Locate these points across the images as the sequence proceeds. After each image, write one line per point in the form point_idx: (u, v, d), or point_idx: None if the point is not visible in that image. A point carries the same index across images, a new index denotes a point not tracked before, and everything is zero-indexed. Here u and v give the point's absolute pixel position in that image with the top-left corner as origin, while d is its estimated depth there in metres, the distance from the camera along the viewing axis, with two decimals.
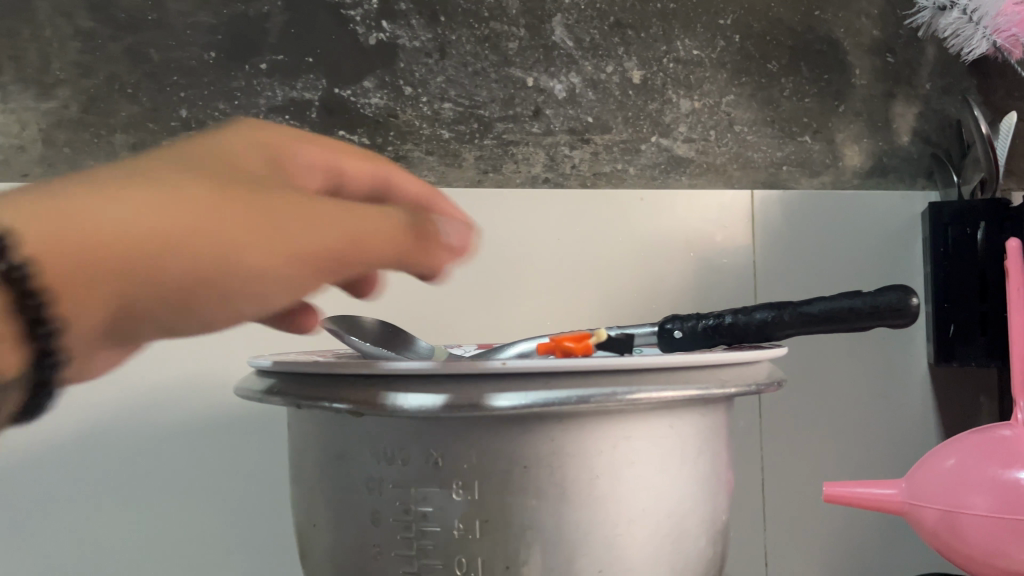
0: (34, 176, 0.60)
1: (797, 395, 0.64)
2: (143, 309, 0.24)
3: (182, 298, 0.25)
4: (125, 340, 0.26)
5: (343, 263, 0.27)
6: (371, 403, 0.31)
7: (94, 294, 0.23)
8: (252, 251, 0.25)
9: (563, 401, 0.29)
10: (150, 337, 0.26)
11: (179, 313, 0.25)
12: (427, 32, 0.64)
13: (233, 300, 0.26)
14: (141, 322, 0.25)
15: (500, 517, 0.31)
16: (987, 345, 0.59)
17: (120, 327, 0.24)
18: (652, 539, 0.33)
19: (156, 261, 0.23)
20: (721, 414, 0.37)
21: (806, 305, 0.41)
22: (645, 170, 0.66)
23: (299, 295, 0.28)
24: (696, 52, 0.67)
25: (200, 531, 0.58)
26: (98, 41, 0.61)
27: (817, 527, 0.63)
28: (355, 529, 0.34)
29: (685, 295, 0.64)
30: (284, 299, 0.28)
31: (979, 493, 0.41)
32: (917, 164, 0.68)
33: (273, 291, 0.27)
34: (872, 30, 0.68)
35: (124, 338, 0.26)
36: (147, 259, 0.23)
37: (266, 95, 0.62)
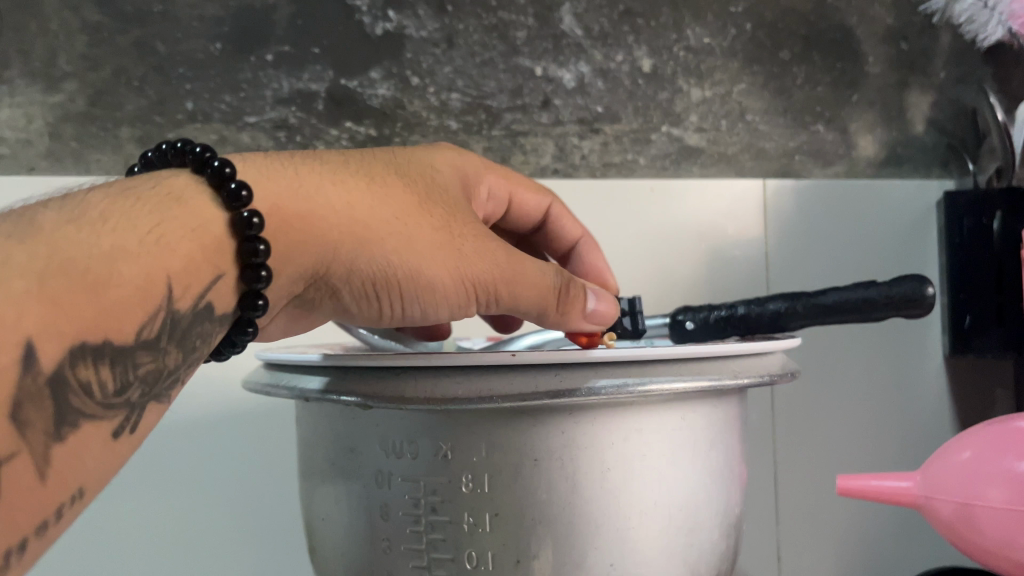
0: (42, 170, 0.60)
1: (809, 386, 0.63)
2: (331, 285, 0.35)
3: (359, 280, 0.35)
4: (316, 305, 0.36)
5: (498, 298, 0.36)
6: (380, 395, 0.31)
7: (293, 253, 0.33)
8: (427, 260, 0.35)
9: (575, 394, 0.29)
10: (326, 311, 0.36)
11: (356, 297, 0.35)
12: (434, 22, 0.63)
13: (410, 305, 0.35)
14: (329, 293, 0.35)
15: (510, 510, 0.31)
16: (1004, 337, 0.58)
17: (314, 291, 0.35)
18: (665, 532, 0.32)
19: (350, 244, 0.34)
20: (734, 406, 0.36)
21: (821, 295, 0.40)
22: (656, 160, 0.65)
23: (456, 319, 0.37)
24: (707, 40, 0.66)
25: (210, 525, 0.58)
26: (104, 34, 0.61)
27: (829, 520, 0.63)
28: (364, 523, 0.33)
29: (696, 286, 0.63)
30: (447, 318, 0.36)
31: (995, 485, 0.39)
32: (932, 154, 0.67)
33: (442, 309, 0.36)
34: (886, 17, 0.67)
35: (316, 302, 0.36)
36: (342, 242, 0.33)
37: (272, 87, 0.62)
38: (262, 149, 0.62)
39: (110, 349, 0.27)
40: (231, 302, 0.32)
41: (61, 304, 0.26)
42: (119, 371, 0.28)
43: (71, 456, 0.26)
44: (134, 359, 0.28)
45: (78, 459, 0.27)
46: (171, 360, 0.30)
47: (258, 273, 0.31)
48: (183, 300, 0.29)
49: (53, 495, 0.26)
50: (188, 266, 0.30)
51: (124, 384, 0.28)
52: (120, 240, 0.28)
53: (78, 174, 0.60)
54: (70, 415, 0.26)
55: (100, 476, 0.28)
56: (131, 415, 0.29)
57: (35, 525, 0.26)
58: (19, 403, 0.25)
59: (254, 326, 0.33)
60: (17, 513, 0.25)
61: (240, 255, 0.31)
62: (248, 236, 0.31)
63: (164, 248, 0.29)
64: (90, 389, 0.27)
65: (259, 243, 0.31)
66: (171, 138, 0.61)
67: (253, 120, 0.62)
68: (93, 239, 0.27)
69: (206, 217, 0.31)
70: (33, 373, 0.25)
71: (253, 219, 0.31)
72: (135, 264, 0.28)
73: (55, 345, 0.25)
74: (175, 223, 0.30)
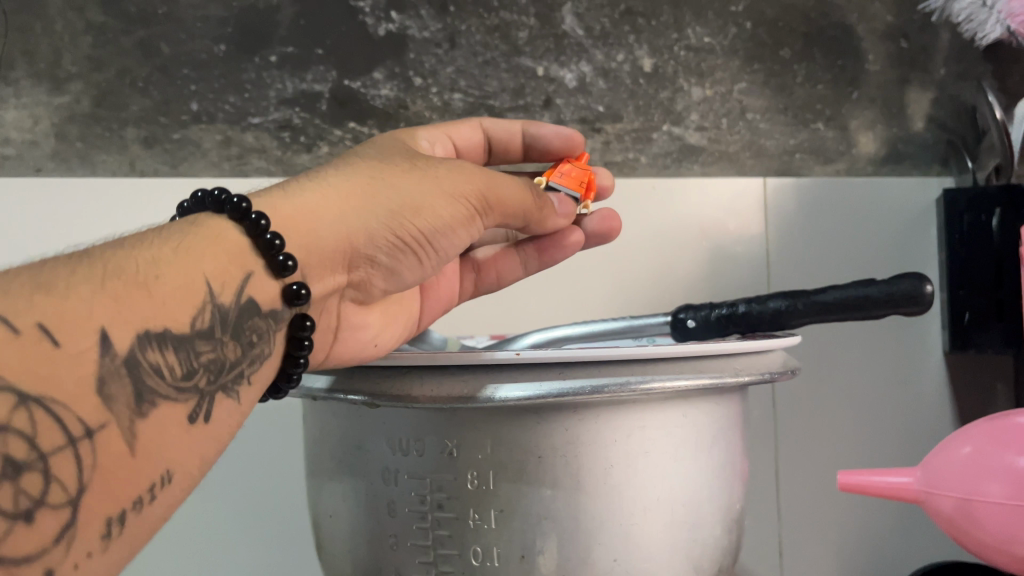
0: (49, 171, 0.60)
1: (810, 382, 0.64)
2: (366, 262, 0.37)
3: (389, 250, 0.37)
4: (366, 282, 0.38)
5: (489, 204, 0.39)
6: (387, 395, 0.32)
7: (319, 255, 0.34)
8: (427, 212, 0.36)
9: (577, 392, 0.29)
10: (376, 283, 0.38)
11: (390, 262, 0.37)
12: (436, 22, 0.64)
13: (433, 248, 0.38)
14: (369, 267, 0.37)
15: (514, 506, 0.31)
16: (1004, 332, 0.58)
17: (356, 275, 0.37)
18: (668, 527, 0.33)
19: (360, 231, 0.35)
20: (735, 404, 0.37)
21: (821, 293, 0.40)
22: (657, 158, 0.66)
23: (463, 235, 0.39)
24: (708, 39, 0.66)
25: (217, 524, 0.59)
26: (109, 35, 0.61)
27: (830, 515, 0.63)
28: (372, 520, 0.34)
29: (698, 284, 0.64)
30: (465, 238, 0.39)
31: (995, 480, 0.40)
32: (933, 151, 0.67)
33: (456, 234, 0.38)
34: (886, 15, 0.67)
35: (363, 280, 0.38)
36: (354, 230, 0.35)
37: (276, 87, 0.63)
38: (266, 150, 0.62)
39: (172, 336, 0.27)
40: (276, 296, 0.32)
41: (123, 298, 0.25)
42: (183, 357, 0.27)
43: (154, 434, 0.26)
44: (193, 348, 0.28)
45: (160, 437, 0.26)
46: (228, 351, 0.29)
47: (285, 263, 0.32)
48: (225, 295, 0.29)
49: (141, 472, 0.25)
50: (219, 266, 0.30)
51: (189, 370, 0.27)
52: (155, 250, 0.28)
53: (84, 175, 0.60)
54: (147, 393, 0.25)
55: (187, 465, 0.27)
56: (202, 402, 0.28)
57: (132, 498, 0.25)
58: (103, 380, 0.24)
59: (309, 319, 0.33)
60: (112, 486, 0.24)
61: (264, 254, 0.31)
62: (263, 233, 0.31)
63: (192, 254, 0.29)
64: (162, 371, 0.26)
65: (275, 237, 0.31)
66: (175, 138, 0.62)
67: (258, 121, 0.62)
68: (132, 250, 0.27)
69: (224, 232, 0.31)
70: (113, 356, 0.25)
71: (261, 220, 0.31)
72: (173, 267, 0.28)
73: (127, 333, 0.25)
74: (198, 240, 0.30)
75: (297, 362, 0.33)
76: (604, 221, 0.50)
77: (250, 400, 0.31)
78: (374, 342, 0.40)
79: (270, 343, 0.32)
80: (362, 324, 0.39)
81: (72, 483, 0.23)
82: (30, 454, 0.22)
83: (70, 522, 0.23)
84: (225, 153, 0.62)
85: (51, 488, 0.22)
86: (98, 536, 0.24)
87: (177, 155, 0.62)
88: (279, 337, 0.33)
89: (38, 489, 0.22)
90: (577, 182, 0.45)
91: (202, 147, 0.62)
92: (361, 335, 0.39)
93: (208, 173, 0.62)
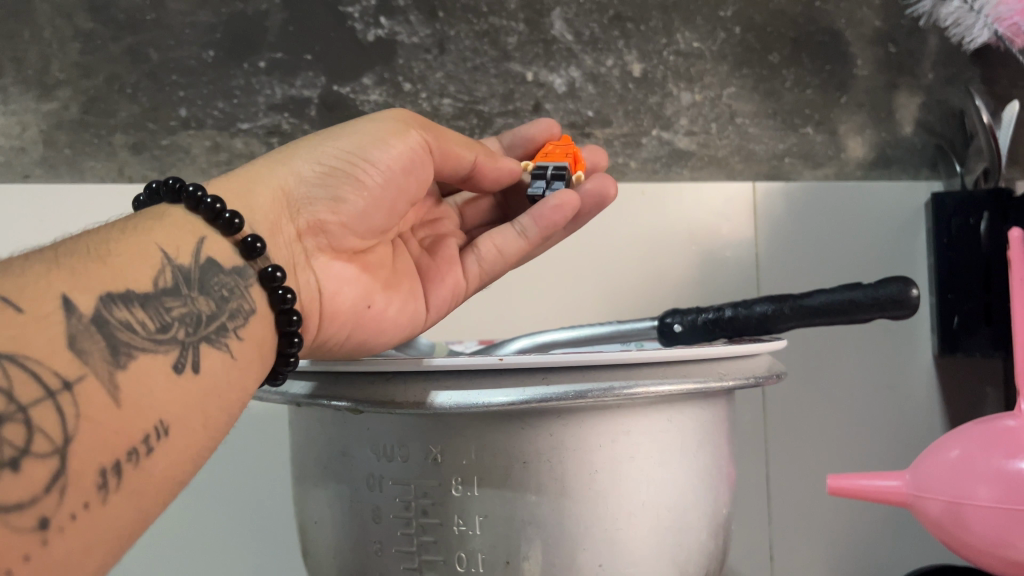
0: (37, 178, 0.60)
1: (800, 386, 0.64)
2: (307, 203, 0.37)
3: (324, 184, 0.37)
4: (319, 224, 0.37)
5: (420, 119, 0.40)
6: (370, 401, 0.32)
7: (261, 210, 0.35)
8: (346, 137, 0.37)
9: (561, 397, 0.29)
10: (330, 220, 0.37)
11: (328, 191, 0.37)
12: (425, 28, 0.64)
13: (368, 162, 0.37)
14: (312, 206, 0.37)
15: (499, 512, 0.31)
16: (992, 335, 0.59)
17: (304, 220, 0.37)
18: (654, 533, 0.33)
19: (286, 175, 0.36)
20: (721, 406, 0.37)
21: (807, 297, 0.40)
22: (647, 163, 0.66)
23: (405, 149, 0.38)
24: (697, 44, 0.66)
25: (207, 531, 0.59)
26: (97, 42, 0.61)
27: (820, 519, 0.63)
28: (357, 528, 0.34)
29: (687, 288, 0.64)
30: (407, 154, 0.38)
31: (984, 483, 0.39)
32: (921, 155, 0.68)
33: (389, 145, 0.38)
34: (874, 20, 0.68)
35: (315, 223, 0.37)
36: (282, 175, 0.36)
37: (265, 93, 0.62)
38: (255, 156, 0.62)
39: (136, 294, 0.27)
40: (233, 252, 0.33)
41: (77, 269, 0.27)
42: (153, 313, 0.28)
43: (138, 385, 0.26)
44: (161, 305, 0.28)
45: (145, 385, 0.26)
46: (202, 305, 0.30)
47: (252, 245, 0.32)
48: (183, 257, 0.30)
49: (131, 422, 0.25)
50: (172, 236, 0.31)
51: (164, 324, 0.28)
52: (106, 235, 0.29)
53: (72, 181, 0.60)
54: (122, 346, 0.26)
55: (185, 416, 0.28)
56: (186, 351, 0.28)
57: (125, 449, 0.25)
58: (74, 337, 0.25)
59: (279, 269, 0.33)
60: (101, 436, 0.24)
61: (210, 219, 0.32)
62: (203, 201, 0.32)
63: (139, 231, 0.30)
64: (134, 326, 0.27)
65: (215, 201, 0.32)
66: (164, 144, 0.62)
67: (247, 126, 0.62)
68: (79, 240, 0.29)
69: (170, 211, 0.32)
70: (79, 317, 0.25)
71: (197, 191, 0.32)
72: (125, 242, 0.29)
73: (89, 296, 0.26)
74: (148, 219, 0.31)
75: (290, 318, 0.33)
76: (597, 181, 0.45)
77: (247, 356, 0.31)
78: (366, 304, 0.39)
79: (249, 298, 0.32)
80: (340, 280, 0.38)
81: (56, 433, 0.23)
82: (9, 406, 0.22)
83: (59, 471, 0.23)
84: (214, 159, 0.62)
85: (36, 437, 0.22)
86: (93, 487, 0.24)
87: (166, 161, 0.61)
88: (260, 292, 0.33)
89: (23, 439, 0.22)
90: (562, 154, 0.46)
91: (191, 153, 0.62)
92: (343, 297, 0.38)
93: (197, 179, 0.62)
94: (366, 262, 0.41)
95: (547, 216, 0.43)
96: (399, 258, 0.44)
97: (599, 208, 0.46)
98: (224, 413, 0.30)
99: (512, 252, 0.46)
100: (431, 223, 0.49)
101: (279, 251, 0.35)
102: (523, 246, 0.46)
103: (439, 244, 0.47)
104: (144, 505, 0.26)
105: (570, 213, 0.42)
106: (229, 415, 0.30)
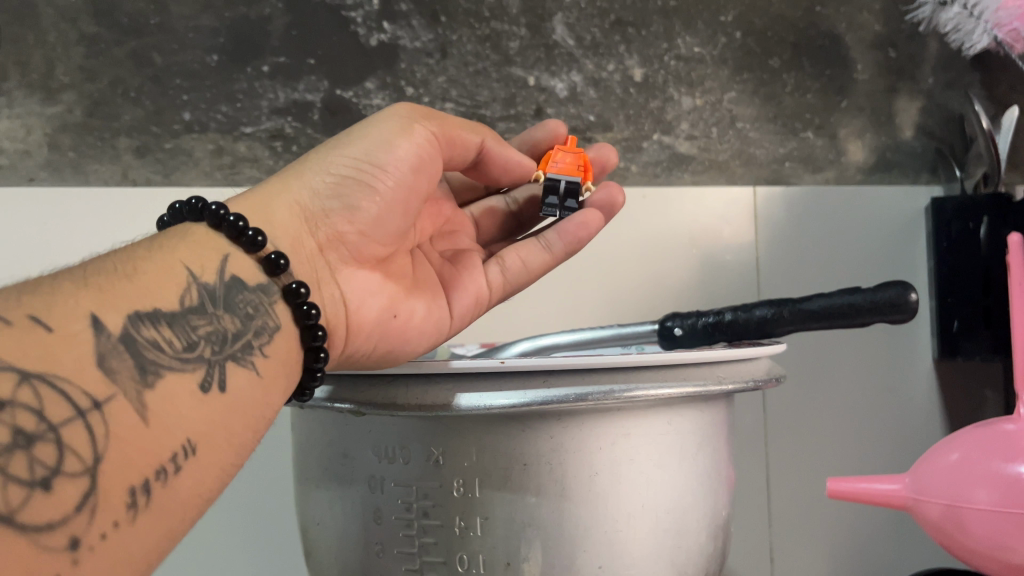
0: (41, 181, 0.60)
1: (800, 390, 0.64)
2: (324, 215, 0.37)
3: (338, 194, 0.37)
4: (339, 236, 0.37)
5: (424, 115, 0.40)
6: (372, 403, 0.32)
7: (281, 226, 0.35)
8: (353, 144, 0.37)
9: (561, 400, 0.30)
10: (347, 230, 0.37)
11: (342, 201, 0.37)
12: (428, 32, 0.64)
13: (377, 165, 0.37)
14: (329, 218, 0.37)
15: (500, 514, 0.31)
16: (992, 340, 0.59)
17: (323, 233, 0.37)
18: (654, 535, 0.33)
19: (299, 190, 0.37)
20: (721, 409, 0.37)
21: (806, 301, 0.40)
22: (648, 167, 0.66)
23: (413, 146, 0.38)
24: (698, 49, 0.67)
25: (207, 531, 0.59)
26: (101, 45, 0.61)
27: (820, 522, 0.64)
28: (358, 529, 0.34)
29: (689, 291, 0.64)
30: (415, 150, 0.38)
31: (982, 486, 0.39)
32: (920, 160, 0.68)
33: (396, 145, 0.38)
34: (875, 25, 0.68)
35: (334, 235, 0.37)
36: (296, 190, 0.37)
37: (268, 97, 0.63)
38: (259, 159, 0.63)
39: (163, 313, 0.28)
40: (258, 272, 0.33)
41: (106, 289, 0.27)
42: (179, 331, 0.28)
43: (165, 405, 0.26)
44: (187, 323, 0.29)
45: (173, 406, 0.26)
46: (228, 323, 0.30)
47: (276, 262, 0.33)
48: (208, 274, 0.31)
49: (159, 441, 0.26)
50: (196, 253, 0.31)
51: (190, 342, 0.28)
52: (132, 254, 0.30)
53: (76, 184, 0.61)
54: (150, 365, 0.26)
55: (211, 434, 0.28)
56: (213, 371, 0.29)
57: (153, 468, 0.25)
58: (103, 356, 0.25)
59: (303, 285, 0.33)
60: (131, 455, 0.25)
61: (233, 237, 0.33)
62: (226, 219, 0.33)
63: (166, 249, 0.31)
64: (162, 345, 0.27)
65: (237, 218, 0.32)
66: (168, 148, 0.62)
67: (250, 130, 0.63)
68: (108, 258, 0.29)
69: (193, 229, 0.33)
70: (107, 335, 0.26)
71: (220, 210, 0.33)
72: (151, 260, 0.30)
73: (118, 315, 0.26)
74: (172, 238, 0.32)
75: (315, 334, 0.33)
76: (605, 190, 0.47)
77: (273, 374, 0.31)
78: (390, 313, 0.39)
79: (274, 315, 0.32)
80: (364, 293, 0.38)
81: (86, 453, 0.23)
82: (39, 425, 0.22)
83: (89, 491, 0.23)
84: (217, 163, 0.62)
85: (66, 457, 0.23)
86: (122, 506, 0.24)
87: (169, 164, 0.62)
88: (284, 309, 0.33)
89: (53, 458, 0.22)
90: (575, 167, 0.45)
91: (195, 156, 0.62)
92: (368, 308, 0.38)
93: (201, 182, 0.62)
94: (388, 272, 0.41)
95: (571, 232, 0.46)
96: (419, 268, 0.44)
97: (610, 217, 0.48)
98: (250, 431, 0.30)
99: (537, 268, 0.47)
100: (449, 236, 0.49)
101: (301, 265, 0.35)
102: (548, 261, 0.47)
103: (461, 254, 0.47)
104: (171, 523, 0.26)
105: (595, 229, 0.46)
106: (254, 432, 0.30)
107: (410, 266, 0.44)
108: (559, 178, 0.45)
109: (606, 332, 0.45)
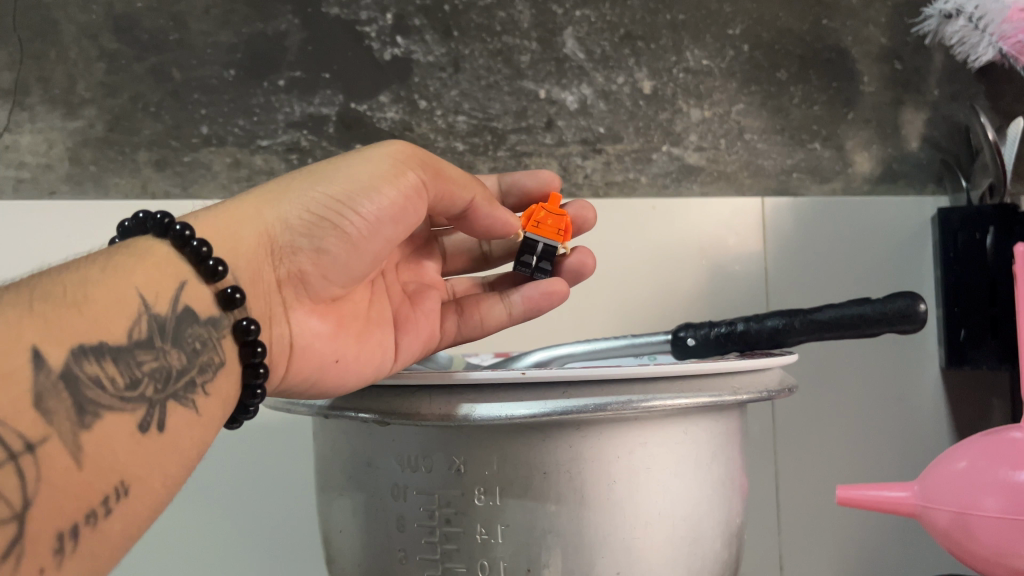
0: (62, 194, 0.61)
1: (809, 398, 0.65)
2: (291, 251, 0.38)
3: (309, 233, 0.37)
4: (300, 273, 0.38)
5: (423, 162, 0.40)
6: (394, 414, 0.33)
7: (245, 256, 0.36)
8: (338, 181, 0.38)
9: (580, 410, 0.30)
10: (309, 269, 0.38)
11: (312, 241, 0.38)
12: (441, 47, 0.65)
13: (355, 212, 0.38)
14: (294, 255, 0.38)
15: (521, 521, 0.32)
16: (998, 349, 0.59)
17: (284, 269, 0.38)
18: (669, 541, 0.34)
19: (273, 219, 0.37)
20: (735, 420, 0.38)
21: (817, 312, 0.41)
22: (657, 178, 0.67)
23: (398, 198, 0.39)
24: (706, 62, 0.68)
25: (230, 536, 0.60)
26: (121, 61, 0.63)
27: (830, 530, 0.64)
28: (382, 540, 0.35)
29: (699, 302, 0.65)
30: (399, 200, 0.39)
31: (990, 494, 0.40)
32: (927, 170, 0.69)
33: (381, 193, 0.38)
34: (880, 38, 0.69)
35: (295, 272, 0.38)
36: (269, 219, 0.37)
37: (285, 111, 0.64)
38: (275, 172, 0.64)
39: (108, 348, 0.28)
40: (211, 302, 0.33)
41: (53, 318, 0.27)
42: (123, 367, 0.28)
43: (101, 447, 0.27)
44: (133, 358, 0.29)
45: (107, 449, 0.27)
46: (174, 360, 0.31)
47: (231, 296, 0.33)
48: (160, 305, 0.31)
49: (92, 484, 0.27)
50: (152, 279, 0.32)
51: (134, 379, 0.29)
52: (87, 273, 0.30)
53: (97, 197, 0.62)
54: (89, 405, 0.27)
55: (146, 476, 0.29)
56: (153, 410, 0.29)
57: (84, 512, 0.26)
58: (40, 396, 0.26)
59: (253, 322, 0.34)
60: (60, 501, 0.25)
61: (194, 262, 0.33)
62: (189, 242, 0.33)
63: (121, 271, 0.31)
64: (104, 383, 0.28)
65: (201, 244, 0.33)
66: (186, 161, 0.63)
67: (267, 143, 0.64)
68: (61, 275, 0.29)
69: (155, 248, 0.33)
70: (47, 372, 0.26)
71: (185, 230, 0.33)
72: (104, 285, 0.30)
73: (60, 350, 0.27)
74: (129, 257, 0.32)
75: (257, 371, 0.34)
76: (577, 257, 0.48)
77: (211, 411, 0.32)
78: (333, 357, 0.39)
79: (220, 350, 0.33)
80: (316, 330, 0.40)
81: (16, 499, 0.24)
82: None
83: (15, 539, 0.24)
84: (234, 175, 0.63)
85: None
86: (49, 552, 0.25)
87: (187, 177, 0.63)
88: (231, 344, 0.34)
89: None
90: (556, 230, 0.44)
91: (212, 170, 0.63)
92: (315, 349, 0.39)
93: (219, 195, 0.63)
94: (345, 310, 0.42)
95: (535, 300, 0.47)
96: (375, 304, 0.45)
97: (577, 280, 0.50)
98: (186, 466, 0.31)
99: (493, 322, 0.49)
100: (415, 267, 0.50)
101: (258, 300, 0.36)
102: (503, 319, 0.49)
103: (421, 294, 0.48)
104: (100, 564, 0.27)
105: (557, 301, 0.47)
106: (189, 467, 0.31)
107: (365, 302, 0.44)
108: (536, 240, 0.44)
109: (618, 340, 0.45)
